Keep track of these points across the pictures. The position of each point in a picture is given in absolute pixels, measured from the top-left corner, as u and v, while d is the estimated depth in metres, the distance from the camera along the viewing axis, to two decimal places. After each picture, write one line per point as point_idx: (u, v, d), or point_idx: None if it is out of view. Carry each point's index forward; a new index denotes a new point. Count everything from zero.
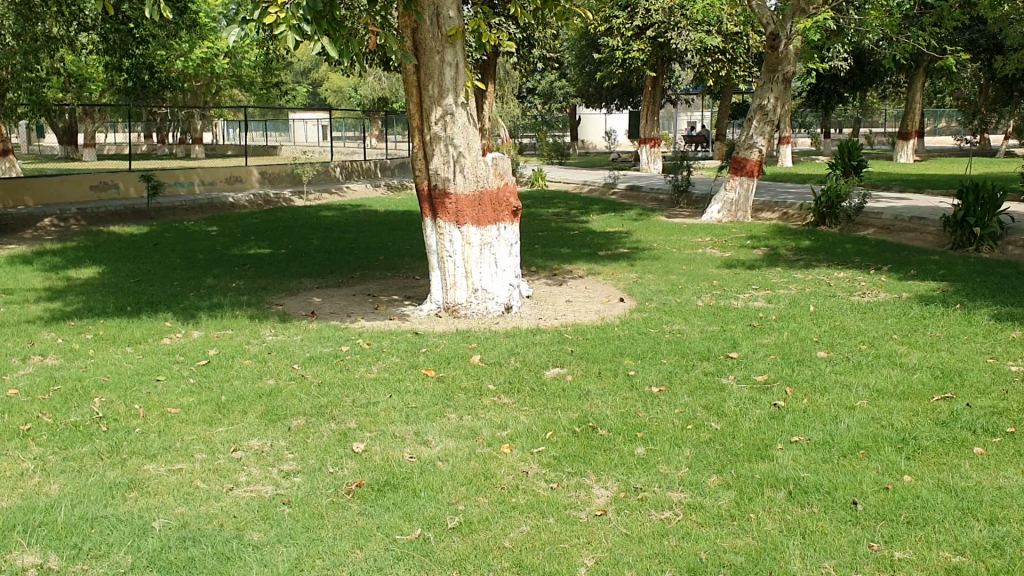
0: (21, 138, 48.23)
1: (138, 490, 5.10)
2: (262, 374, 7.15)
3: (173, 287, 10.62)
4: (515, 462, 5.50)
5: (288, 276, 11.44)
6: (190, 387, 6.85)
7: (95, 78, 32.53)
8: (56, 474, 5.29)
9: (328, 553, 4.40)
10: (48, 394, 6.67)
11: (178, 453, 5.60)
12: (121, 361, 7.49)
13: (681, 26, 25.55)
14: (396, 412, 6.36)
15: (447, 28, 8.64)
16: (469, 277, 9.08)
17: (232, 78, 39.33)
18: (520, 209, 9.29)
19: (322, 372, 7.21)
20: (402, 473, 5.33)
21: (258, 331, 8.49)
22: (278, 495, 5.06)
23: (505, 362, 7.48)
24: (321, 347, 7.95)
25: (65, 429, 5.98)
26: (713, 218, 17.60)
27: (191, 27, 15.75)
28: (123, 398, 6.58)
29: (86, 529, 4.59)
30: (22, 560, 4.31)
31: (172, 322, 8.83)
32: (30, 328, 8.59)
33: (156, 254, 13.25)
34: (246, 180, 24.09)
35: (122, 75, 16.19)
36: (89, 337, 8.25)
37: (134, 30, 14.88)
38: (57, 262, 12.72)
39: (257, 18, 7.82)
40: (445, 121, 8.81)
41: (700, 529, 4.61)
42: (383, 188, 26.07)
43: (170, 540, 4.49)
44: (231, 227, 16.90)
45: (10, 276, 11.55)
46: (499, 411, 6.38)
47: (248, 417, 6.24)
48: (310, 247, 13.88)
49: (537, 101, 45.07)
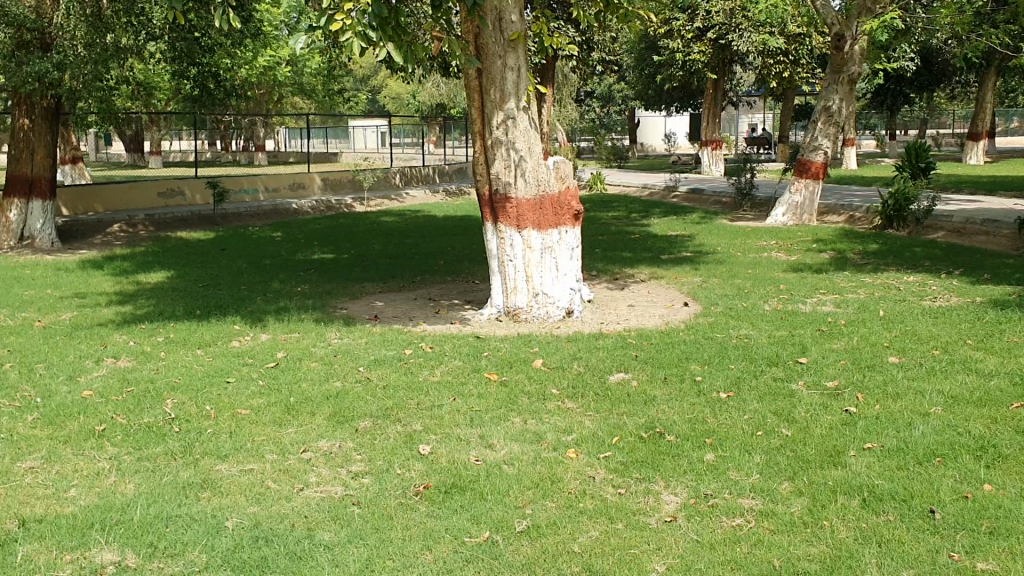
0: (91, 146, 49.47)
1: (211, 489, 5.17)
2: (328, 376, 7.22)
3: (240, 291, 10.80)
4: (582, 467, 5.47)
5: (350, 280, 11.56)
6: (259, 388, 6.95)
7: (162, 87, 33.35)
8: (131, 473, 5.39)
9: (399, 554, 4.41)
10: (122, 395, 6.79)
11: (248, 453, 5.68)
12: (192, 363, 7.62)
13: (742, 27, 25.31)
14: (461, 415, 6.37)
15: (510, 32, 8.67)
16: (530, 281, 9.07)
17: (294, 86, 39.95)
18: (582, 213, 9.23)
19: (386, 375, 7.26)
20: (468, 475, 5.34)
21: (324, 335, 8.58)
22: (348, 496, 5.08)
23: (570, 367, 7.44)
24: (385, 350, 8.00)
25: (138, 429, 6.09)
26: (777, 221, 17.31)
27: (255, 35, 16.14)
28: (194, 399, 6.69)
29: (162, 528, 4.67)
30: (102, 557, 4.38)
31: (240, 325, 8.97)
32: (103, 330, 8.80)
33: (222, 258, 13.52)
34: (309, 187, 24.41)
35: (187, 84, 16.59)
36: (160, 340, 8.42)
37: (201, 38, 15.37)
38: (127, 266, 13.02)
39: (323, 27, 7.92)
40: (507, 125, 8.83)
41: (772, 536, 4.53)
42: (442, 194, 26.24)
43: (244, 539, 4.55)
44: (295, 233, 17.12)
45: (82, 280, 11.85)
46: (564, 416, 6.34)
47: (316, 418, 6.29)
48: (371, 253, 14.02)
49: (595, 104, 45.17)
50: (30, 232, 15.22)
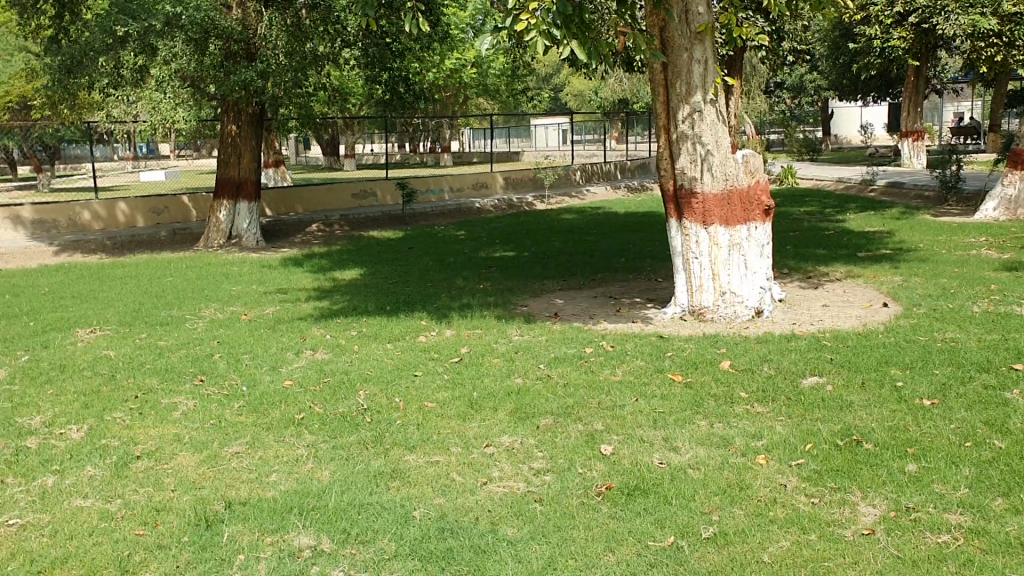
0: (292, 150, 52.49)
1: (400, 480, 5.32)
2: (511, 373, 7.30)
3: (428, 287, 11.12)
4: (772, 474, 5.25)
5: (533, 278, 11.67)
6: (444, 382, 7.11)
7: (356, 93, 34.91)
8: (327, 460, 5.63)
9: (581, 554, 4.38)
10: (319, 385, 7.13)
11: (434, 446, 5.81)
12: (383, 356, 7.90)
13: (949, 11, 23.34)
14: (644, 416, 6.27)
15: (697, 24, 8.45)
16: (716, 279, 8.83)
17: (479, 87, 40.83)
18: (772, 209, 8.88)
19: (568, 373, 7.25)
20: (652, 478, 5.24)
21: (507, 331, 8.69)
22: (531, 492, 5.10)
23: (758, 369, 7.18)
24: (567, 348, 8.01)
25: (333, 419, 6.35)
26: (987, 216, 16.13)
27: (443, 39, 16.62)
28: (385, 391, 6.93)
29: (354, 515, 4.83)
30: (299, 540, 4.57)
31: (428, 320, 9.23)
32: (302, 324, 9.28)
33: (410, 256, 13.99)
34: (492, 185, 24.88)
35: (379, 89, 17.29)
36: (353, 334, 8.79)
37: (392, 44, 15.98)
38: (324, 263, 13.69)
39: (509, 27, 8.00)
40: (693, 119, 8.62)
41: (984, 557, 4.18)
42: (624, 190, 26.08)
43: (430, 530, 4.65)
44: (480, 231, 17.48)
45: (284, 276, 12.56)
46: (752, 420, 6.11)
47: (499, 414, 6.36)
48: (552, 250, 14.09)
49: (785, 95, 43.59)
50: (237, 232, 16.30)
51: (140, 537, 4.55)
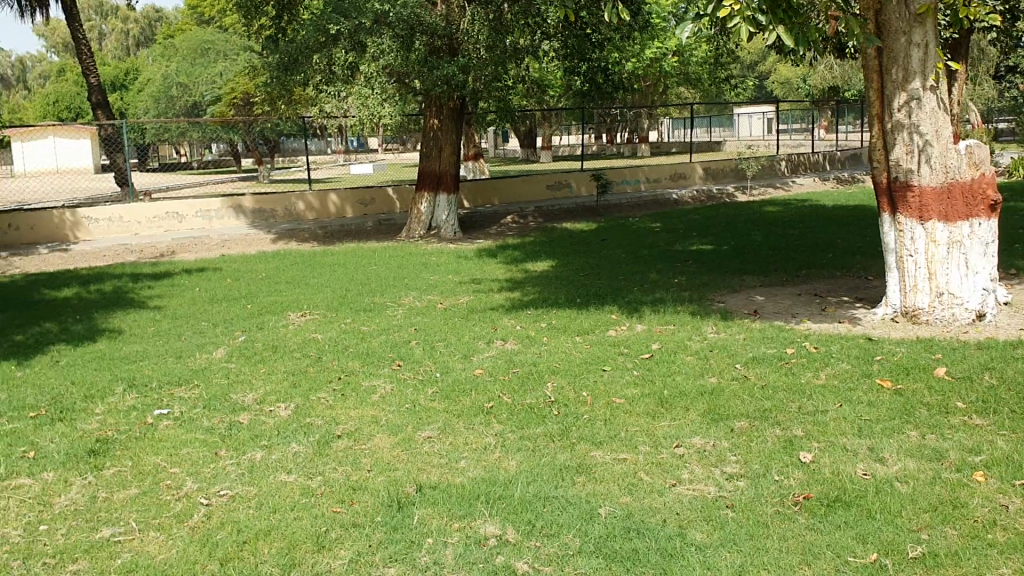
0: (492, 141, 53.63)
1: (586, 475, 5.16)
2: (704, 372, 7.05)
3: (621, 280, 10.98)
4: (992, 494, 4.77)
5: (730, 273, 11.29)
6: (635, 378, 6.97)
7: (555, 85, 35.17)
8: (514, 451, 5.52)
9: (775, 565, 4.13)
10: (509, 375, 7.14)
11: (623, 443, 5.67)
12: (572, 350, 7.85)
13: None
14: (847, 423, 5.88)
15: (918, 5, 7.83)
16: (934, 279, 8.19)
17: (680, 76, 40.13)
18: (1001, 203, 8.11)
19: (765, 374, 6.93)
20: (854, 490, 4.89)
21: (700, 328, 8.43)
22: (722, 497, 4.87)
23: (980, 378, 6.58)
24: (764, 347, 7.66)
25: (522, 410, 6.30)
26: None
27: (643, 29, 16.39)
28: (573, 384, 6.86)
29: (540, 508, 4.66)
30: (485, 529, 4.42)
31: (619, 315, 9.10)
32: (493, 314, 9.38)
33: (604, 248, 13.89)
34: (691, 176, 24.36)
35: (577, 80, 17.28)
36: (544, 325, 8.79)
37: (592, 34, 15.91)
38: (518, 254, 13.83)
39: (710, 14, 7.68)
40: (911, 107, 8.02)
41: None
42: (831, 182, 24.85)
43: (616, 529, 4.45)
44: (676, 223, 17.15)
45: (479, 266, 12.79)
46: (971, 434, 5.60)
47: (690, 414, 6.15)
48: (752, 244, 13.58)
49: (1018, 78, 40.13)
50: (436, 224, 16.75)
51: (335, 514, 4.53)
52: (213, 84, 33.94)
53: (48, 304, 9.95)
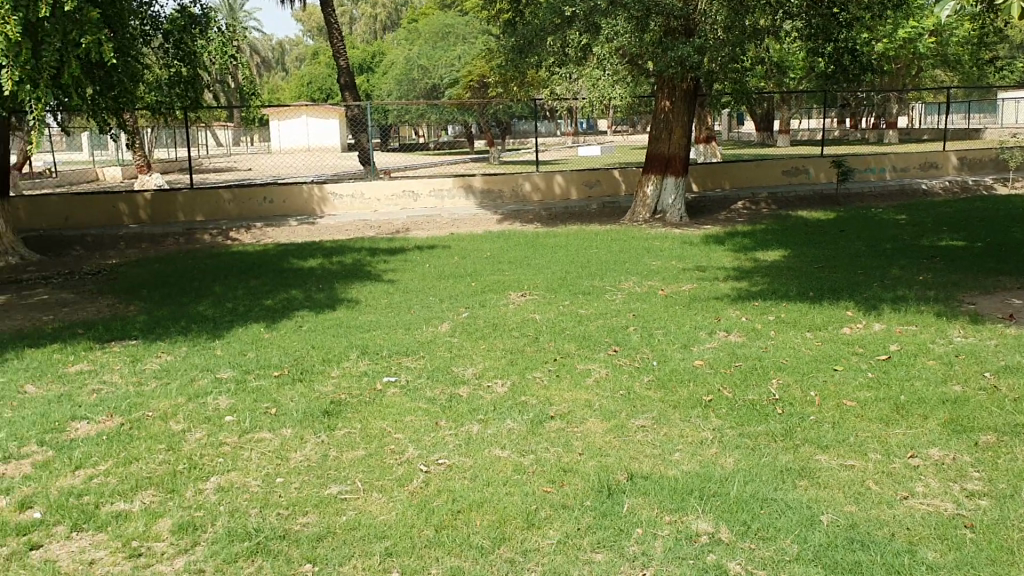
0: (725, 125, 52.31)
1: (809, 479, 4.87)
2: (947, 379, 6.49)
3: (858, 275, 10.33)
4: None
5: (984, 272, 10.35)
6: (869, 381, 6.52)
7: (797, 68, 33.65)
8: (732, 448, 5.31)
9: None
10: (730, 368, 6.88)
11: (852, 449, 5.31)
12: (800, 346, 7.46)
13: None
14: None
15: None
16: None
17: (936, 58, 37.24)
18: None
19: (1019, 386, 6.27)
20: None
21: (946, 331, 7.77)
22: (961, 516, 4.44)
23: None
24: (1021, 356, 6.94)
25: (742, 405, 6.06)
26: None
27: (898, 7, 15.28)
28: (799, 382, 6.51)
29: (756, 509, 4.44)
30: (697, 525, 4.26)
31: (853, 312, 8.56)
32: (718, 304, 9.11)
33: (841, 240, 13.14)
34: (944, 165, 22.57)
35: (821, 62, 16.40)
36: (771, 319, 8.42)
37: (840, 13, 15.02)
38: (748, 243, 13.36)
39: None
40: None
41: None
42: None
43: (838, 538, 4.16)
44: (924, 216, 15.94)
45: (705, 254, 12.47)
46: None
47: (929, 423, 5.67)
48: (1013, 242, 12.38)
49: None
50: (662, 207, 16.42)
51: (546, 494, 4.52)
52: (452, 67, 35.23)
53: (294, 273, 10.70)
